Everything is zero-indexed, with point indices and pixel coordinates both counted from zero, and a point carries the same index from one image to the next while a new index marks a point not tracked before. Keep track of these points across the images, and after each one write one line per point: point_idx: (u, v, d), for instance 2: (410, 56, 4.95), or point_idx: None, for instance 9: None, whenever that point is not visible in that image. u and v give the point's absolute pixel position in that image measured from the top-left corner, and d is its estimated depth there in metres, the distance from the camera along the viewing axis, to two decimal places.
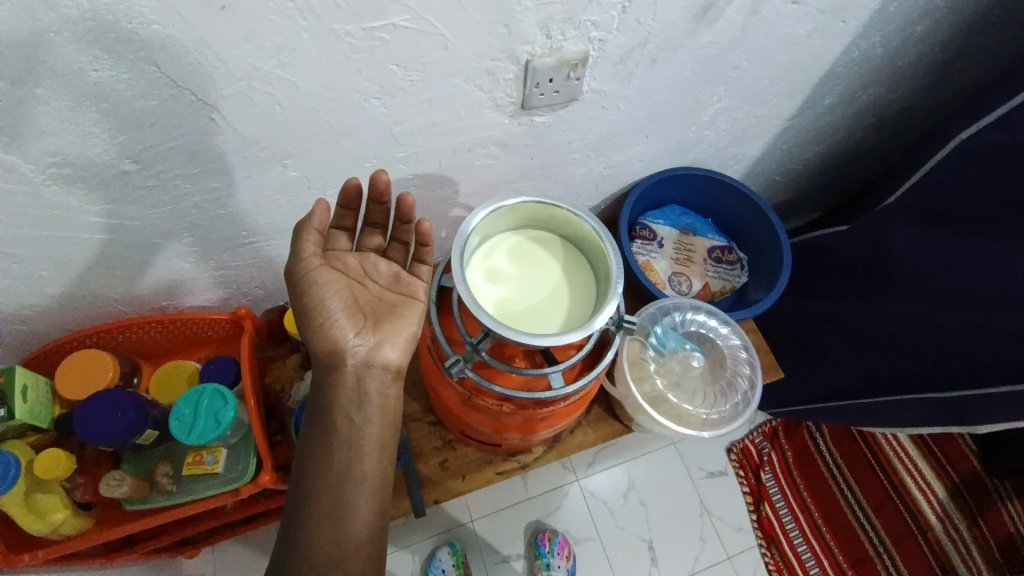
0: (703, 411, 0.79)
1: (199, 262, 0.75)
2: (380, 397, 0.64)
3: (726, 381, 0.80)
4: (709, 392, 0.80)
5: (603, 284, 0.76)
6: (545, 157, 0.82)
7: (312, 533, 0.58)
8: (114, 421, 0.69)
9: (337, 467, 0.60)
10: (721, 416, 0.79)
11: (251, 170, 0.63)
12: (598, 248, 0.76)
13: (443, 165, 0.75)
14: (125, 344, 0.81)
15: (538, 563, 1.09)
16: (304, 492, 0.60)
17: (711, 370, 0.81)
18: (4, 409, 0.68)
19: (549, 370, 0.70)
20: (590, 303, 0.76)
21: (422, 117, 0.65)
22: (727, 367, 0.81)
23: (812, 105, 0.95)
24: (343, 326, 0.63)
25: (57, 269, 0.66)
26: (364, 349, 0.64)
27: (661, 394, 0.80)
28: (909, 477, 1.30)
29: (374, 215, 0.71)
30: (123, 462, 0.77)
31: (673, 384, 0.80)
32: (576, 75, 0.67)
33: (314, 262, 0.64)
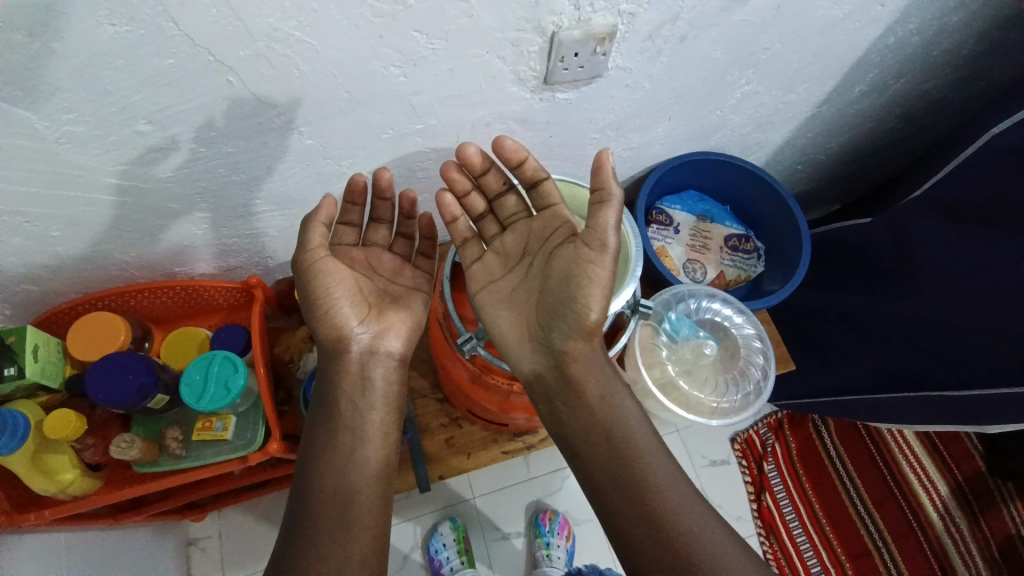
0: (713, 400, 0.77)
1: (211, 229, 0.74)
2: (388, 382, 0.67)
3: (738, 370, 0.79)
4: (719, 380, 0.78)
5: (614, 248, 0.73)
6: (564, 136, 0.80)
7: (319, 513, 0.58)
8: (124, 383, 0.69)
9: (344, 448, 0.62)
10: (732, 404, 0.77)
11: (266, 136, 0.62)
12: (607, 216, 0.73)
13: (460, 140, 0.74)
14: (137, 308, 0.81)
15: (538, 541, 1.11)
16: (312, 471, 0.60)
17: (724, 355, 0.79)
18: (15, 367, 0.67)
19: None
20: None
21: (442, 88, 0.63)
22: (740, 356, 0.79)
23: (842, 92, 0.92)
24: (351, 316, 0.65)
25: (69, 229, 0.65)
26: (368, 338, 0.66)
27: (671, 380, 0.78)
28: (911, 475, 1.30)
29: (379, 210, 0.71)
30: (133, 426, 0.78)
31: (683, 371, 0.78)
32: (602, 50, 0.64)
33: (320, 253, 0.64)
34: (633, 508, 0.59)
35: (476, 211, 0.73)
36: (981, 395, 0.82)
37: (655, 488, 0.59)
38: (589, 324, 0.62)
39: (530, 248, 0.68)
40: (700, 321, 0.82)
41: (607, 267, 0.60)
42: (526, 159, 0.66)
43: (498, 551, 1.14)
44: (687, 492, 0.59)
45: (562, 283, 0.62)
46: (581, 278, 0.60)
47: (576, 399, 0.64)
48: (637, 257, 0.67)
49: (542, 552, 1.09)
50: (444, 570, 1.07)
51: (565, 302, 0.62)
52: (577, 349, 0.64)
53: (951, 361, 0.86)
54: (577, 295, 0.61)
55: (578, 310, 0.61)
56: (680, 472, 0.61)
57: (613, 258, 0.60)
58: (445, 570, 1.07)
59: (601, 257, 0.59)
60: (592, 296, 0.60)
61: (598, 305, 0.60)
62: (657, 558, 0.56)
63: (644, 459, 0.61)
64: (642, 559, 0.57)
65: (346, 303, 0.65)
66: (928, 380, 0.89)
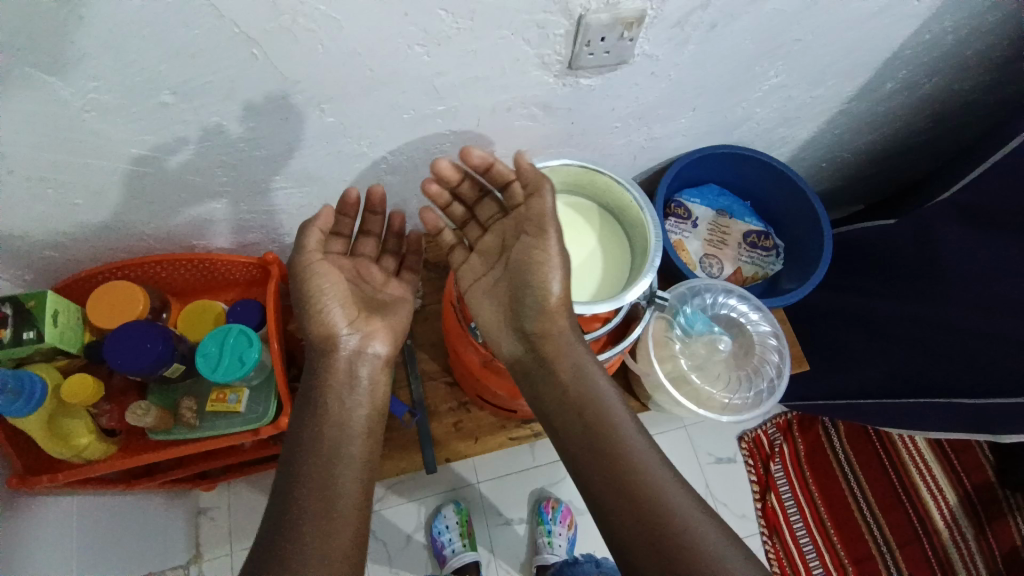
0: (726, 397, 0.76)
1: (230, 204, 0.75)
2: (373, 380, 0.69)
3: (752, 367, 0.77)
4: (733, 376, 0.77)
5: (635, 239, 0.72)
6: (586, 124, 0.79)
7: (304, 503, 0.57)
8: (142, 351, 0.69)
9: (330, 443, 0.63)
10: (744, 401, 0.75)
11: (287, 113, 0.62)
12: (626, 206, 0.71)
13: (481, 124, 0.73)
14: (157, 280, 0.83)
15: (540, 529, 1.13)
16: (293, 468, 0.60)
17: (738, 351, 0.78)
18: (33, 331, 0.66)
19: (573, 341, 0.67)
20: (623, 264, 0.72)
21: (464, 70, 0.63)
22: (754, 352, 0.78)
23: (872, 89, 0.90)
24: (340, 315, 0.68)
25: (92, 198, 0.66)
26: (355, 340, 0.69)
27: (684, 374, 0.77)
28: (919, 482, 1.29)
29: (370, 224, 0.75)
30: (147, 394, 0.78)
31: (697, 365, 0.77)
32: (630, 35, 0.63)
33: (314, 256, 0.68)
34: (611, 487, 0.58)
35: (458, 218, 0.74)
36: (1001, 404, 0.80)
37: (629, 465, 0.58)
38: (553, 302, 0.64)
39: (502, 244, 0.70)
40: (715, 315, 0.80)
41: (553, 250, 0.64)
42: (494, 164, 0.67)
43: (501, 536, 1.15)
44: (682, 488, 0.57)
45: (521, 270, 0.66)
46: (535, 263, 0.64)
47: (552, 375, 0.65)
48: (658, 245, 0.65)
49: (544, 540, 1.12)
50: (445, 553, 1.08)
51: (526, 286, 0.65)
52: (548, 330, 0.65)
53: (970, 369, 0.84)
54: (535, 275, 0.64)
55: (539, 291, 0.64)
56: (665, 458, 0.60)
57: (557, 240, 0.64)
58: (447, 553, 1.08)
59: (542, 239, 0.64)
60: (547, 276, 0.63)
61: (555, 284, 0.63)
62: (643, 541, 0.54)
63: (617, 434, 0.61)
64: (616, 527, 0.56)
65: (335, 305, 0.68)
66: (946, 387, 0.87)
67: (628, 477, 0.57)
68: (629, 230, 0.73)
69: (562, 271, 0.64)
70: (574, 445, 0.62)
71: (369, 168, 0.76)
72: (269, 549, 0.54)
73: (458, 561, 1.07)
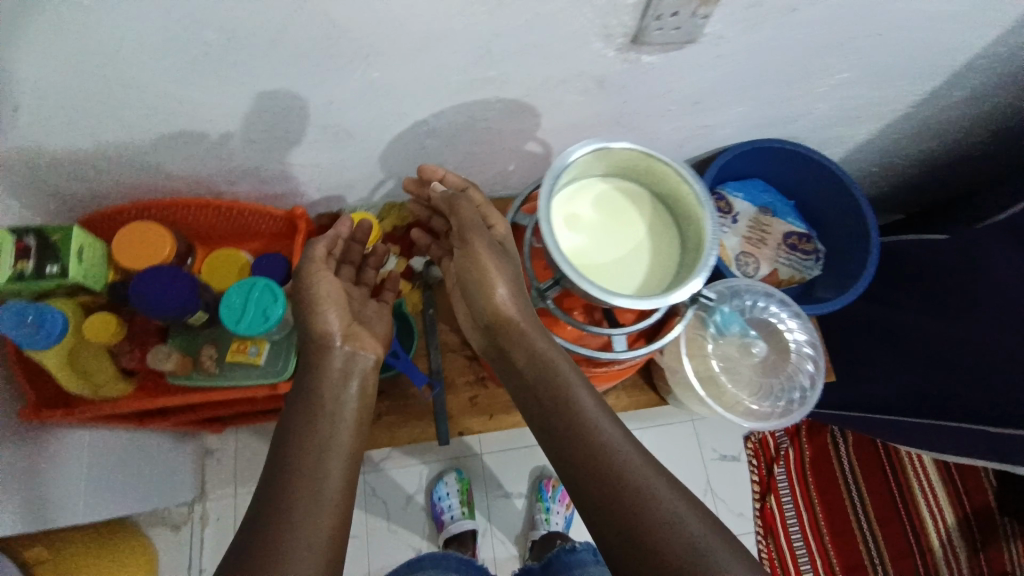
0: (754, 403, 0.73)
1: (263, 152, 0.72)
2: (364, 375, 0.67)
3: (784, 374, 0.74)
4: (764, 383, 0.74)
5: (687, 234, 0.56)
6: (638, 104, 0.75)
7: (291, 488, 0.57)
8: (166, 298, 0.68)
9: (322, 431, 0.62)
10: (774, 410, 0.72)
11: (331, 63, 0.58)
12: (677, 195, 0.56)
13: (530, 93, 0.69)
14: (184, 223, 0.81)
15: (539, 505, 1.15)
16: (282, 453, 0.60)
17: (773, 357, 0.74)
18: (57, 266, 0.64)
19: (612, 333, 0.62)
20: (672, 265, 0.56)
21: (523, 33, 0.59)
22: (789, 361, 0.74)
23: (942, 95, 0.85)
24: (336, 321, 0.67)
25: (124, 133, 0.63)
26: (346, 343, 0.67)
27: (713, 375, 0.74)
28: (919, 498, 1.28)
29: (353, 252, 0.77)
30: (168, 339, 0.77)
31: (728, 368, 0.74)
32: (703, 12, 0.58)
33: (318, 263, 0.69)
34: (575, 461, 0.55)
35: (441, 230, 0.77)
36: None
37: (585, 434, 0.56)
38: (494, 301, 0.62)
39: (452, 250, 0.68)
40: (754, 317, 0.75)
41: (485, 257, 0.61)
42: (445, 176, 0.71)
43: (499, 507, 1.17)
44: (645, 458, 0.55)
45: (464, 278, 0.64)
46: (472, 272, 0.63)
47: (507, 357, 0.64)
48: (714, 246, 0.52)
49: (542, 516, 1.14)
50: (444, 518, 1.10)
51: (474, 294, 0.63)
52: (500, 326, 0.63)
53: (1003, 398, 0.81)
54: (478, 284, 0.62)
55: (483, 296, 0.62)
56: (622, 425, 0.57)
57: (484, 245, 0.62)
58: (445, 519, 1.10)
59: (470, 250, 0.62)
60: (486, 283, 0.61)
61: (498, 289, 0.61)
62: (606, 514, 0.52)
63: (570, 403, 0.58)
64: (591, 501, 0.54)
65: (332, 311, 0.66)
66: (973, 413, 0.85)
67: (589, 448, 0.55)
68: (681, 222, 0.57)
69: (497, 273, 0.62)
70: (537, 425, 0.60)
71: (409, 130, 0.73)
72: (260, 523, 0.54)
73: (457, 527, 1.08)
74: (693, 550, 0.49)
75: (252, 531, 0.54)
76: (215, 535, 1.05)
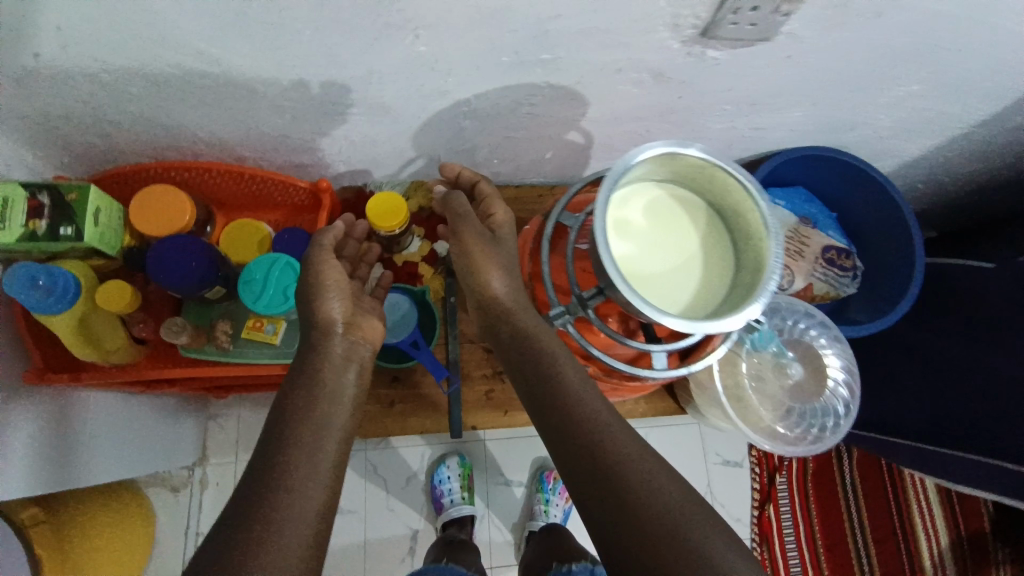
0: (782, 426, 0.70)
1: (292, 120, 0.68)
2: (363, 363, 0.63)
3: (817, 401, 0.70)
4: (796, 407, 0.70)
5: (743, 250, 0.52)
6: (692, 100, 0.70)
7: (286, 462, 0.52)
8: (185, 271, 0.65)
9: (321, 409, 0.57)
10: (803, 436, 0.69)
11: (377, 32, 0.53)
12: (736, 209, 0.52)
13: (582, 81, 0.65)
14: (203, 187, 0.77)
15: (538, 496, 1.14)
16: (276, 427, 0.55)
17: (809, 382, 0.71)
18: (72, 228, 0.61)
19: (654, 348, 0.57)
20: (725, 283, 0.52)
21: (587, 16, 0.54)
22: (824, 387, 0.70)
23: (1011, 117, 0.80)
24: (339, 309, 0.64)
25: (147, 89, 0.59)
26: (343, 327, 0.64)
27: (743, 393, 0.71)
28: (914, 515, 1.27)
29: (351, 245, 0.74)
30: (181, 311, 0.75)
31: (759, 388, 0.71)
32: (785, 9, 0.54)
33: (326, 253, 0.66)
34: (572, 448, 0.50)
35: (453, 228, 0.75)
36: None
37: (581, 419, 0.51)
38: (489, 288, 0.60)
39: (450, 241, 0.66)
40: (792, 339, 0.72)
41: (474, 243, 0.60)
42: (463, 173, 0.70)
43: (498, 494, 1.16)
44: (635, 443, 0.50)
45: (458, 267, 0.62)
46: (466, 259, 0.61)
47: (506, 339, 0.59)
48: (779, 265, 0.47)
49: (541, 507, 1.12)
50: (443, 501, 1.09)
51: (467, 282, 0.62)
52: (499, 314, 0.60)
53: None
54: (470, 270, 0.61)
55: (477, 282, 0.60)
56: (607, 402, 0.53)
57: (473, 230, 0.61)
58: (445, 502, 1.09)
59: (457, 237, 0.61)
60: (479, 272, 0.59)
61: (489, 277, 0.59)
62: (603, 507, 0.47)
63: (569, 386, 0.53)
64: (586, 493, 0.48)
65: (335, 298, 0.64)
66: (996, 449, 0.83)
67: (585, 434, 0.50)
68: (737, 237, 0.53)
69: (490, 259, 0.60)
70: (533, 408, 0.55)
71: (448, 108, 0.68)
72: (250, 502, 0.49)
73: (456, 512, 1.08)
74: (684, 540, 0.44)
75: (243, 508, 0.49)
76: (213, 499, 1.03)
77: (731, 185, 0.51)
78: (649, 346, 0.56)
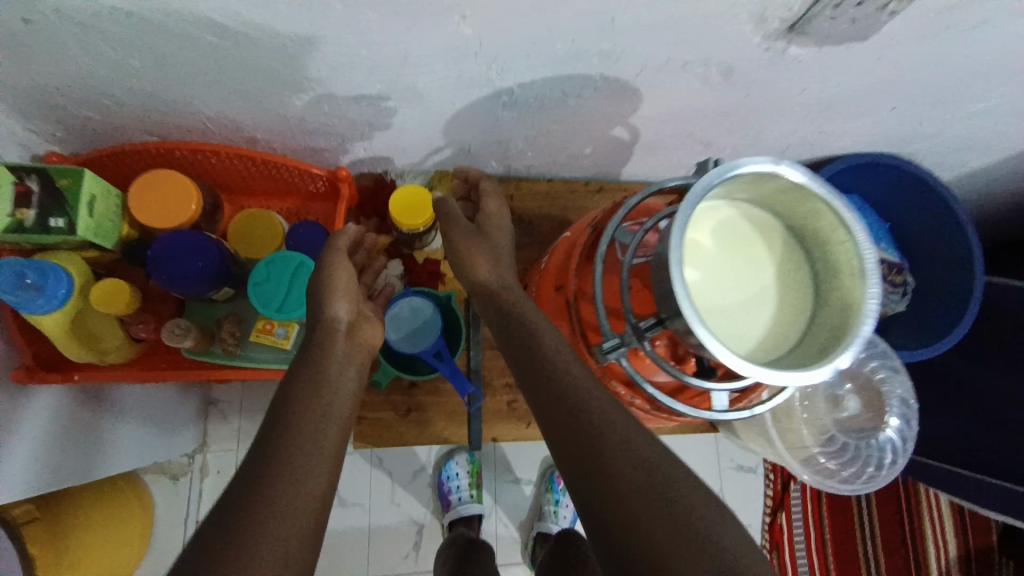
0: (834, 465, 0.66)
1: (312, 102, 0.60)
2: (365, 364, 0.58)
3: (872, 439, 0.65)
4: (850, 444, 0.65)
5: (825, 283, 0.46)
6: (757, 101, 0.63)
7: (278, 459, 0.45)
8: (192, 271, 0.60)
9: (322, 405, 0.51)
10: (856, 476, 0.65)
11: (418, 11, 0.46)
12: (821, 237, 0.46)
13: (640, 75, 0.57)
14: (211, 171, 0.71)
15: (548, 496, 1.03)
16: (276, 418, 0.49)
17: (865, 415, 0.66)
18: (63, 219, 0.55)
19: (714, 388, 0.49)
20: (803, 320, 0.46)
21: (662, 5, 0.46)
22: (881, 426, 0.65)
23: None
24: (344, 309, 0.60)
25: (150, 63, 0.52)
26: (346, 322, 0.59)
27: (793, 427, 0.67)
28: (925, 531, 1.20)
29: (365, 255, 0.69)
30: (186, 310, 0.70)
31: (812, 422, 0.66)
32: (894, 7, 0.46)
33: (339, 253, 0.63)
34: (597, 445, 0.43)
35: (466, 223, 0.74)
36: None
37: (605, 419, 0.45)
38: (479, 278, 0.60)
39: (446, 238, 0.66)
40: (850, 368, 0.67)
41: (462, 230, 0.64)
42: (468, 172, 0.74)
43: (507, 492, 1.05)
44: (628, 422, 0.45)
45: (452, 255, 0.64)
46: (457, 250, 0.63)
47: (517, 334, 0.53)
48: (875, 310, 0.41)
49: (551, 509, 1.02)
50: (451, 499, 0.97)
51: (461, 270, 0.62)
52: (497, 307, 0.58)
53: None
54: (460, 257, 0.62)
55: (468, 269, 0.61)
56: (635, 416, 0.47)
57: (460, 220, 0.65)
58: (452, 500, 0.97)
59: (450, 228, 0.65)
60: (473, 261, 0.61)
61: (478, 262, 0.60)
62: (637, 511, 0.40)
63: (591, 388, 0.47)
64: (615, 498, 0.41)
65: (342, 300, 0.60)
66: None
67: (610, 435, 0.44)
68: (818, 268, 0.47)
69: (479, 247, 0.61)
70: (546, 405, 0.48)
71: (487, 97, 0.61)
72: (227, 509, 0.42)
73: (463, 512, 0.95)
74: (691, 528, 0.39)
75: (218, 512, 0.41)
76: (213, 489, 0.99)
77: (822, 211, 0.44)
78: (711, 385, 0.49)
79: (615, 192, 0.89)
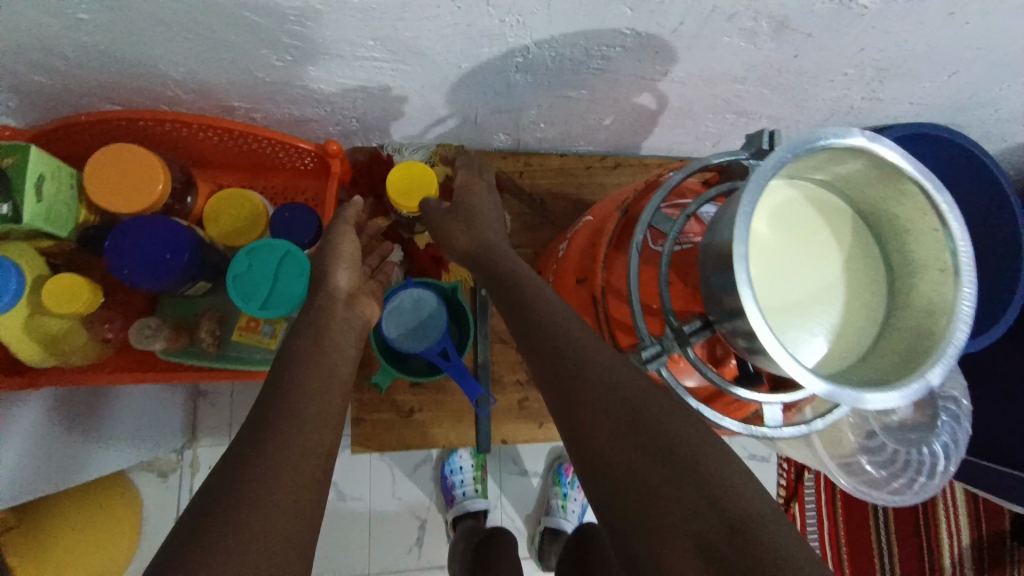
0: (884, 475, 0.61)
1: (296, 64, 0.52)
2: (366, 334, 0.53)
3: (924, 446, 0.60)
4: (900, 452, 0.60)
5: (902, 278, 0.39)
6: (808, 60, 0.55)
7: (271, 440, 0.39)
8: (159, 265, 0.54)
9: (318, 385, 0.45)
10: (907, 486, 0.61)
11: None
12: (900, 226, 0.39)
13: (680, 30, 0.49)
14: (186, 145, 0.64)
15: (555, 489, 0.97)
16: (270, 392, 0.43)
17: (916, 420, 0.60)
18: (8, 205, 0.48)
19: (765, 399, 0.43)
20: (875, 322, 0.39)
21: None
22: (933, 431, 0.60)
23: None
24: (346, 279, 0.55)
25: (103, 15, 0.43)
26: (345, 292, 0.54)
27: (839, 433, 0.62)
28: (942, 520, 1.08)
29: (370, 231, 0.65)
30: (159, 306, 0.64)
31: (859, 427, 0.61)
32: None
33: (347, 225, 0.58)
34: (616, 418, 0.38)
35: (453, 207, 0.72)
36: None
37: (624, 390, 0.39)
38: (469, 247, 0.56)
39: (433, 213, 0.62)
40: None
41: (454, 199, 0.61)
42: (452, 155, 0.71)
43: (511, 484, 0.99)
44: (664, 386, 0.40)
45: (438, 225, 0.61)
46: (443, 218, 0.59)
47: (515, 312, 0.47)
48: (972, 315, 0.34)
49: (559, 502, 0.96)
50: (455, 493, 0.91)
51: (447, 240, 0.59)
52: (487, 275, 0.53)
53: None
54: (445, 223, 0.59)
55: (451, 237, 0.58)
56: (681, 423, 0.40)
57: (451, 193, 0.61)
58: (457, 495, 0.91)
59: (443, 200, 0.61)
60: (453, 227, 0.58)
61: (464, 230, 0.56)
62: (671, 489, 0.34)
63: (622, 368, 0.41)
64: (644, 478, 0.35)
65: (343, 269, 0.55)
66: None
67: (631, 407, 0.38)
68: (894, 262, 0.40)
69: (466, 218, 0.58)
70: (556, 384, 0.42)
71: (500, 57, 0.53)
72: (197, 514, 0.35)
73: (467, 507, 0.90)
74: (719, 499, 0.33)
75: (188, 525, 0.35)
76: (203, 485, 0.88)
77: (906, 195, 0.37)
78: (762, 398, 0.43)
79: (633, 167, 0.81)
